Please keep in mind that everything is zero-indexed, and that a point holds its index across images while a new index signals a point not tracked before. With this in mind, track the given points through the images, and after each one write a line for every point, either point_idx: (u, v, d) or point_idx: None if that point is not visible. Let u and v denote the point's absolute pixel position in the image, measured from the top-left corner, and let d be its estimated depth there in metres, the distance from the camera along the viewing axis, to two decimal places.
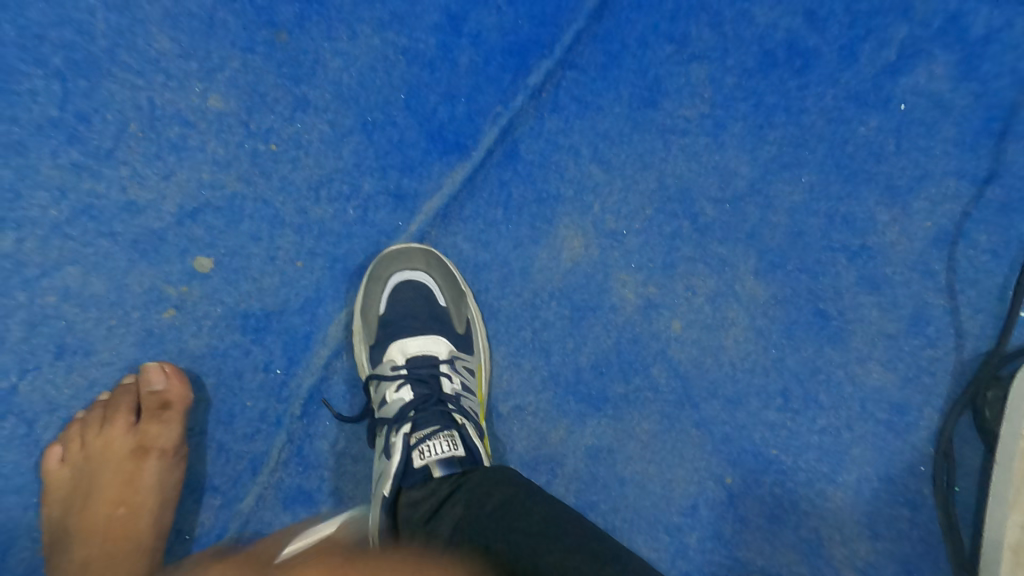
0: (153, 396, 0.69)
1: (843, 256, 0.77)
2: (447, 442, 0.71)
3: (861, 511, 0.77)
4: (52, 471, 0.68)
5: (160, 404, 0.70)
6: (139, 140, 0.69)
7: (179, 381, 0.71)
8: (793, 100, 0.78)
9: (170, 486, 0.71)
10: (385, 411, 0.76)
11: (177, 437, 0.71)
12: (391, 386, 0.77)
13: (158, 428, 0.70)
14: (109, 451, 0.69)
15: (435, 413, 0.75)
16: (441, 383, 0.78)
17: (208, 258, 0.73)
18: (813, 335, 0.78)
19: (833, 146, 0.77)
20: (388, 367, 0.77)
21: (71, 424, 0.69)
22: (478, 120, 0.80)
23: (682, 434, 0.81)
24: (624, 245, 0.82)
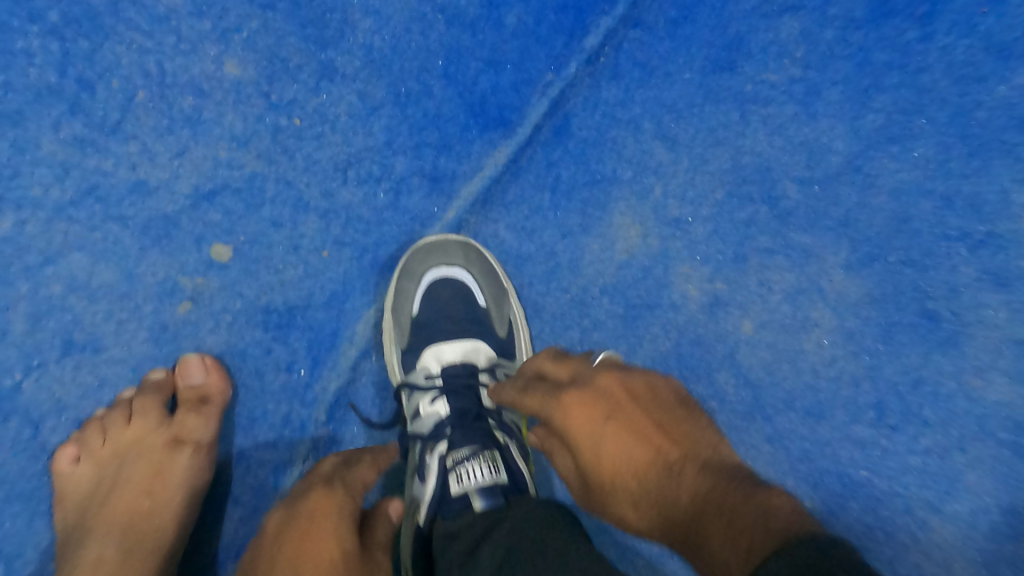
0: (191, 390, 0.63)
1: (960, 247, 0.66)
2: (487, 466, 0.63)
3: (977, 550, 0.64)
4: (75, 464, 0.61)
5: (199, 399, 0.64)
6: (148, 112, 0.62)
7: (219, 377, 0.65)
8: (912, 55, 0.67)
9: (200, 486, 0.63)
10: (418, 426, 0.69)
11: (212, 435, 0.64)
12: (425, 398, 0.70)
13: (193, 422, 0.63)
14: (136, 447, 0.62)
15: (473, 430, 0.67)
16: (481, 396, 0.71)
17: (226, 246, 0.66)
18: (916, 339, 0.67)
19: (960, 110, 0.66)
20: (422, 376, 0.70)
21: (102, 411, 0.63)
22: (525, 91, 0.72)
23: (753, 450, 0.70)
24: (689, 234, 0.72)
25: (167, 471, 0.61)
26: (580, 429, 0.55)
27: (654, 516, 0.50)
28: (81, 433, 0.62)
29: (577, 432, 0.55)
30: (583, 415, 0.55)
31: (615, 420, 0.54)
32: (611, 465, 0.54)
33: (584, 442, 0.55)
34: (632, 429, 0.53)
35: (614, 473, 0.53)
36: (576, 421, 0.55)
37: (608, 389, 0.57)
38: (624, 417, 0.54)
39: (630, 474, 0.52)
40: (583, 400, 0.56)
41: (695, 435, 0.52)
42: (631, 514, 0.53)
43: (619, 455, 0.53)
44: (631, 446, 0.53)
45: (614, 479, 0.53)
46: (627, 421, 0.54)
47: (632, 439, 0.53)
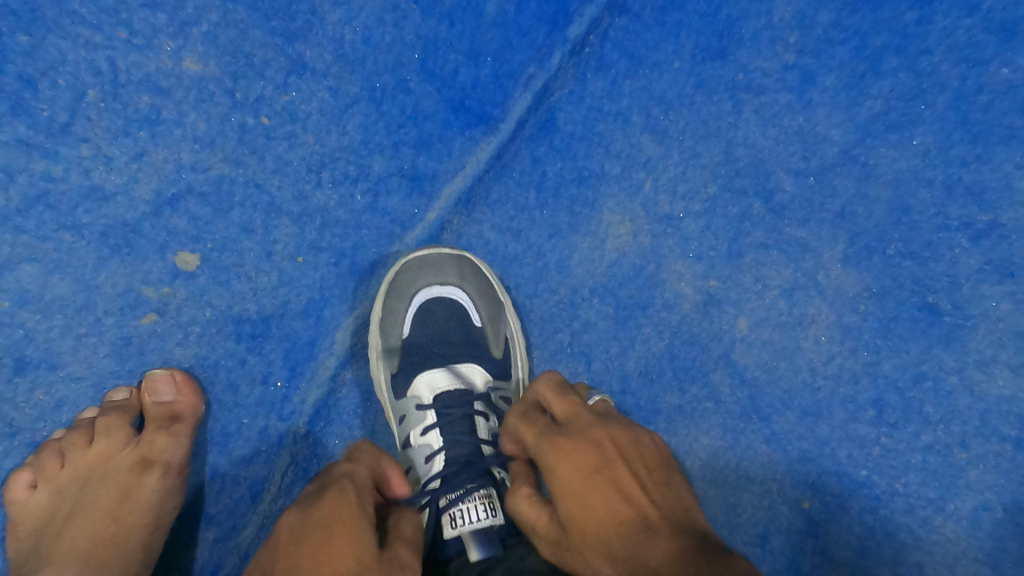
0: (161, 407, 0.60)
1: (960, 237, 0.64)
2: (484, 507, 0.57)
3: (980, 547, 0.62)
4: (33, 487, 0.57)
5: (169, 417, 0.60)
6: (101, 112, 0.58)
7: (191, 393, 0.62)
8: (910, 38, 0.65)
9: (169, 511, 0.59)
10: (409, 456, 0.65)
11: (184, 454, 0.60)
12: (416, 428, 0.65)
13: (163, 442, 0.59)
14: (99, 470, 0.58)
15: (468, 464, 0.62)
16: (476, 426, 0.66)
17: (193, 254, 0.62)
18: (916, 333, 0.65)
19: (962, 94, 0.64)
20: (414, 405, 0.66)
21: (65, 430, 0.59)
22: (508, 85, 0.69)
23: (750, 451, 0.68)
24: (680, 230, 0.70)
25: (132, 496, 0.57)
26: (561, 475, 0.48)
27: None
28: (37, 457, 0.58)
29: (556, 475, 0.48)
30: (563, 461, 0.48)
31: (601, 471, 0.47)
32: (581, 520, 0.46)
33: (562, 491, 0.47)
34: (615, 487, 0.46)
35: (585, 527, 0.46)
36: (556, 464, 0.48)
37: (598, 440, 0.49)
38: (607, 473, 0.47)
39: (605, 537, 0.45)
40: (568, 445, 0.49)
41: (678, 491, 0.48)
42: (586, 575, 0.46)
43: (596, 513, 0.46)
44: (611, 503, 0.46)
45: (585, 535, 0.46)
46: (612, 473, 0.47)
47: (613, 498, 0.46)
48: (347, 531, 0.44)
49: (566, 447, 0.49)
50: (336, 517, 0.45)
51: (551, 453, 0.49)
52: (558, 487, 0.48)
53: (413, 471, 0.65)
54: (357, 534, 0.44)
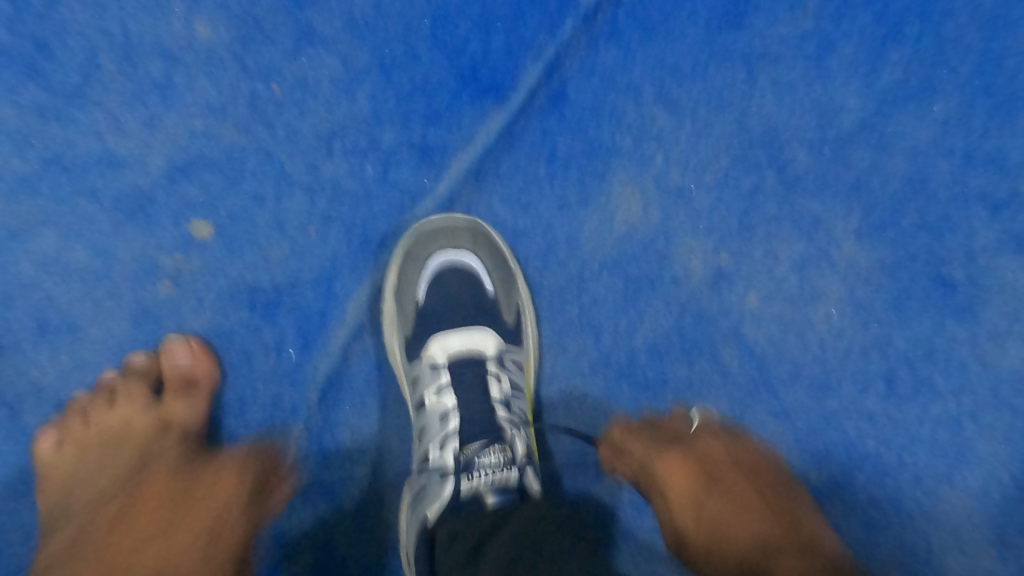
0: (178, 372, 0.61)
1: (978, 210, 0.63)
2: (500, 463, 0.61)
3: (985, 518, 0.63)
4: (54, 449, 0.59)
5: (186, 382, 0.62)
6: (113, 77, 0.58)
7: (206, 359, 0.63)
8: (931, 6, 0.63)
9: (186, 474, 0.60)
10: (422, 417, 0.65)
11: (202, 418, 0.63)
12: (430, 389, 0.66)
13: (181, 406, 0.61)
14: (120, 431, 0.60)
15: (481, 424, 0.65)
16: (489, 387, 0.67)
17: (206, 222, 0.62)
18: (929, 308, 0.64)
19: (984, 62, 0.62)
20: (428, 366, 0.66)
21: (83, 394, 0.60)
22: (519, 54, 0.68)
23: (758, 424, 0.68)
24: (692, 203, 0.69)
25: (151, 458, 0.59)
26: (669, 483, 0.60)
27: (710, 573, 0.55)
28: (61, 417, 0.59)
29: (668, 481, 0.61)
30: (675, 469, 0.61)
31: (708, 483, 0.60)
32: (684, 517, 0.59)
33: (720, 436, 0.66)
34: (721, 500, 0.58)
35: (686, 521, 0.58)
36: (673, 473, 0.61)
37: (701, 464, 0.62)
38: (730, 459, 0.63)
39: (703, 538, 0.57)
40: (683, 463, 0.61)
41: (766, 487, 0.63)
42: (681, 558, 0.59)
43: (697, 514, 0.58)
44: (716, 514, 0.57)
45: (684, 532, 0.58)
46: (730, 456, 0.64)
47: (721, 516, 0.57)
48: (209, 492, 0.57)
49: (677, 459, 0.62)
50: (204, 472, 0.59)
51: (667, 463, 0.61)
52: (669, 492, 0.60)
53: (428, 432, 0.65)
54: (230, 501, 0.58)
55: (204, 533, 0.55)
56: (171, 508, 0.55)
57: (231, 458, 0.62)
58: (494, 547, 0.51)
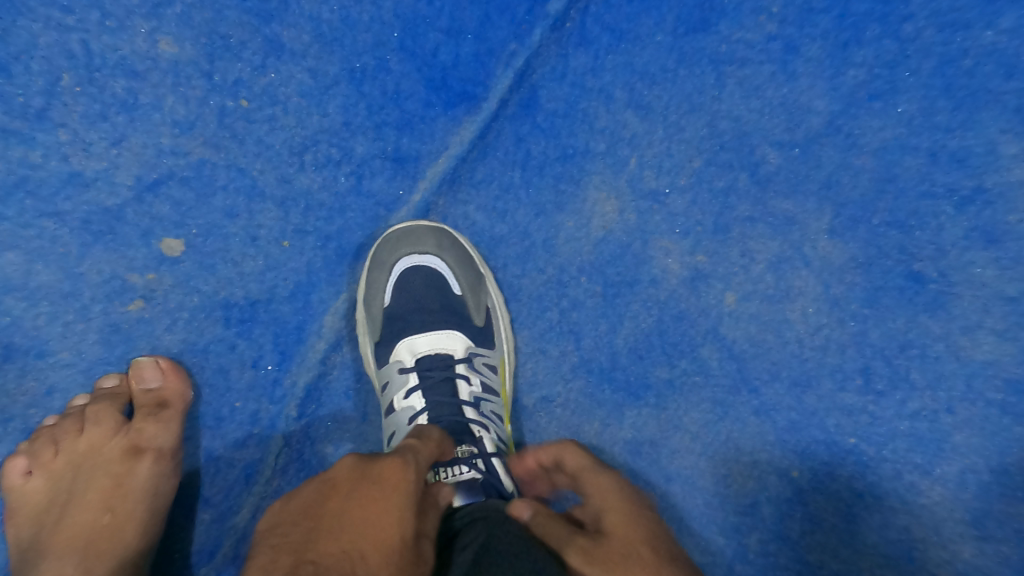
0: (148, 394, 0.60)
1: (947, 204, 0.64)
2: (467, 465, 0.59)
3: (965, 509, 0.63)
4: (26, 479, 0.58)
5: (157, 404, 0.60)
6: (75, 97, 0.59)
7: (178, 378, 0.62)
8: (893, 4, 0.64)
9: (162, 496, 0.59)
10: (391, 420, 0.65)
11: (175, 439, 0.61)
12: (399, 392, 0.66)
13: (152, 429, 0.60)
14: (90, 458, 0.59)
15: (451, 425, 0.65)
16: (458, 388, 0.67)
17: (177, 240, 0.62)
18: (903, 303, 0.65)
19: (946, 59, 0.63)
20: (396, 369, 0.67)
21: (52, 421, 0.60)
22: (489, 62, 0.68)
23: (739, 424, 0.68)
24: (667, 206, 0.69)
25: (123, 482, 0.58)
26: (608, 503, 0.49)
27: None
28: (33, 442, 0.59)
29: (607, 502, 0.49)
30: (615, 489, 0.50)
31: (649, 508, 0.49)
32: (620, 538, 0.45)
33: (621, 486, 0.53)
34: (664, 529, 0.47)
35: (622, 539, 0.45)
36: (613, 492, 0.50)
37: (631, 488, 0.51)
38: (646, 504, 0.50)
39: (636, 560, 0.43)
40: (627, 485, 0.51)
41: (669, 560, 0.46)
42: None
43: (637, 533, 0.45)
44: (656, 534, 0.46)
45: (615, 557, 0.44)
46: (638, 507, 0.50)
47: (654, 537, 0.45)
48: (410, 493, 0.45)
49: (619, 482, 0.51)
50: (393, 483, 0.45)
51: (608, 483, 0.51)
52: (606, 512, 0.48)
53: (398, 435, 0.65)
54: (402, 507, 0.44)
55: (405, 505, 0.44)
56: (375, 519, 0.43)
57: (382, 458, 0.48)
58: (458, 553, 0.47)
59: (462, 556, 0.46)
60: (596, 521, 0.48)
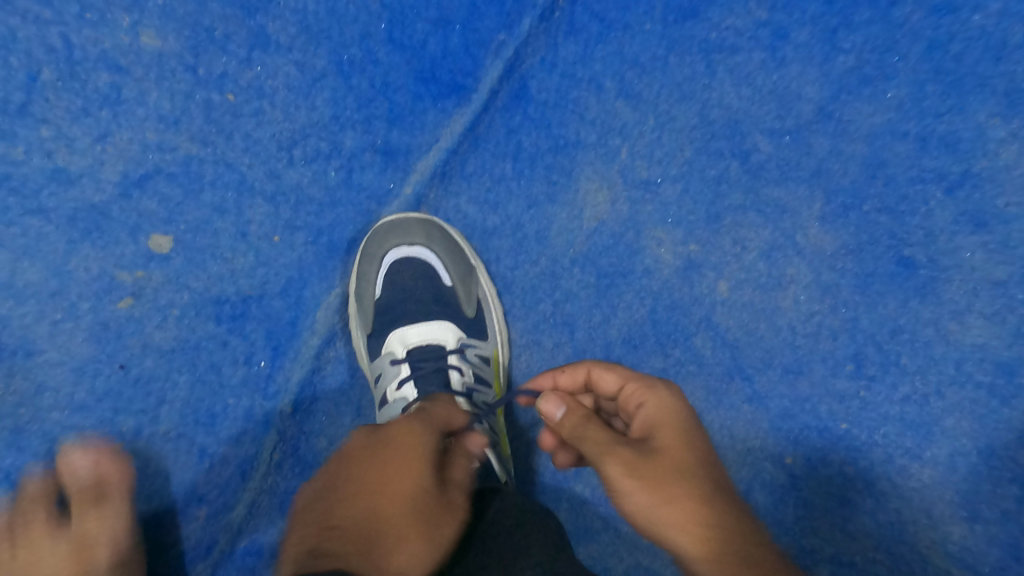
0: (86, 488, 0.56)
1: (937, 189, 0.64)
2: None
3: (955, 491, 0.64)
4: None
5: (98, 494, 0.56)
6: (57, 92, 0.58)
7: (112, 460, 0.58)
8: None
9: None
10: (384, 412, 0.65)
11: (126, 526, 0.56)
12: (392, 383, 0.66)
13: (97, 523, 0.54)
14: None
15: None
16: (450, 378, 0.68)
17: (166, 236, 0.62)
18: (894, 289, 0.65)
19: (936, 44, 0.63)
20: (388, 361, 0.66)
21: None
22: (478, 53, 0.68)
23: (733, 411, 0.69)
24: (659, 196, 0.69)
25: None
26: (661, 419, 0.49)
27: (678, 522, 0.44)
28: (25, 442, 0.58)
29: (656, 419, 0.49)
30: (669, 407, 0.50)
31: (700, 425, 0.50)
32: (667, 455, 0.47)
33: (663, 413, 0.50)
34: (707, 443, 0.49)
35: (671, 457, 0.47)
36: (669, 408, 0.50)
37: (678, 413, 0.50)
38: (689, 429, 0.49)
39: (683, 482, 0.45)
40: (680, 403, 0.51)
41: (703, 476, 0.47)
42: (647, 503, 0.45)
43: (686, 452, 0.47)
44: (701, 454, 0.47)
45: (664, 475, 0.46)
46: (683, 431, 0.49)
47: (704, 457, 0.47)
48: (422, 451, 0.47)
49: (672, 401, 0.51)
50: (402, 443, 0.48)
51: (661, 400, 0.51)
52: (655, 430, 0.49)
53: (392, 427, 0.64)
54: (417, 463, 0.46)
55: (420, 460, 0.47)
56: (392, 477, 0.45)
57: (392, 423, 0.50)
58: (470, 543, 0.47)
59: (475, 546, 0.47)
60: (642, 434, 0.50)
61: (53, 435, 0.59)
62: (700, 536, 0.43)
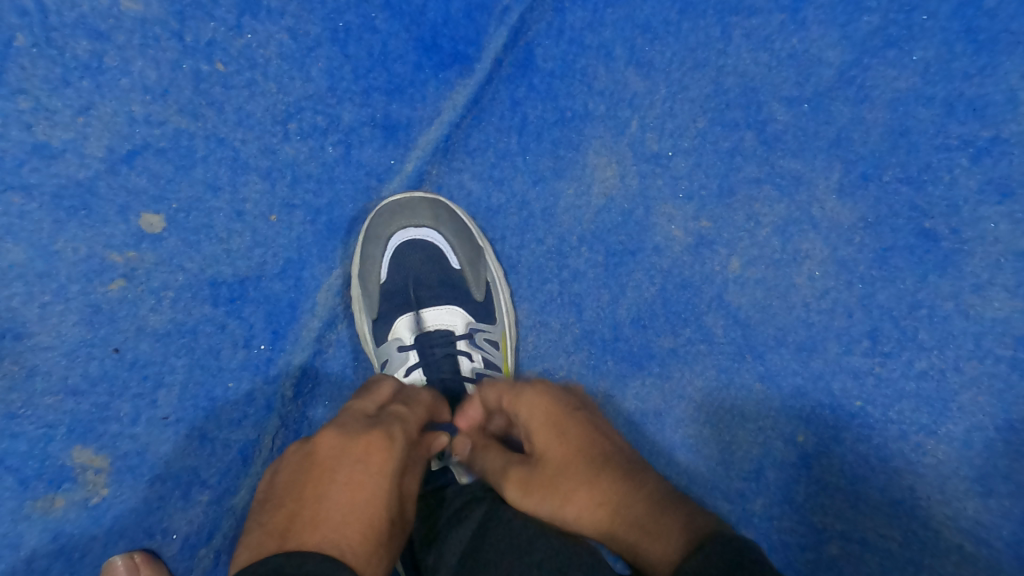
0: (356, 424, 0.49)
1: (962, 156, 0.62)
2: None
3: (969, 466, 0.63)
4: (378, 453, 0.47)
5: (357, 449, 0.47)
6: (35, 60, 0.55)
7: (347, 459, 0.46)
8: None
9: (385, 506, 0.45)
10: None
11: (350, 509, 0.44)
12: (399, 370, 0.65)
13: (375, 452, 0.47)
14: (360, 463, 0.46)
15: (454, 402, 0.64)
16: (460, 364, 0.66)
17: (157, 215, 0.59)
18: (913, 263, 0.63)
19: (966, 2, 0.61)
20: (395, 347, 0.64)
21: (368, 440, 0.47)
22: (481, 19, 0.65)
23: (744, 390, 0.67)
24: (669, 170, 0.67)
25: (351, 450, 0.47)
26: (534, 421, 0.51)
27: (583, 512, 0.46)
28: (18, 428, 0.56)
29: (532, 422, 0.51)
30: (541, 402, 0.52)
31: (578, 411, 0.51)
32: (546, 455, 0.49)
33: (537, 422, 0.51)
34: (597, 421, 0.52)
35: (553, 457, 0.49)
36: (541, 404, 0.51)
37: (550, 403, 0.51)
38: (568, 421, 0.50)
39: (575, 464, 0.48)
40: (550, 394, 0.52)
41: (600, 457, 0.48)
42: (540, 503, 0.48)
43: (566, 444, 0.49)
44: (589, 437, 0.49)
45: (557, 466, 0.48)
46: (561, 428, 0.50)
47: (592, 434, 0.50)
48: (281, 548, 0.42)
49: (539, 392, 0.52)
50: (376, 469, 0.46)
51: (529, 402, 0.52)
52: (533, 434, 0.50)
53: None
54: (314, 524, 0.43)
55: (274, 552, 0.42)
56: (334, 523, 0.43)
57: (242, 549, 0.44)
58: (453, 528, 0.50)
59: (458, 531, 0.50)
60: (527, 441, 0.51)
61: (48, 420, 0.57)
62: (598, 520, 0.45)
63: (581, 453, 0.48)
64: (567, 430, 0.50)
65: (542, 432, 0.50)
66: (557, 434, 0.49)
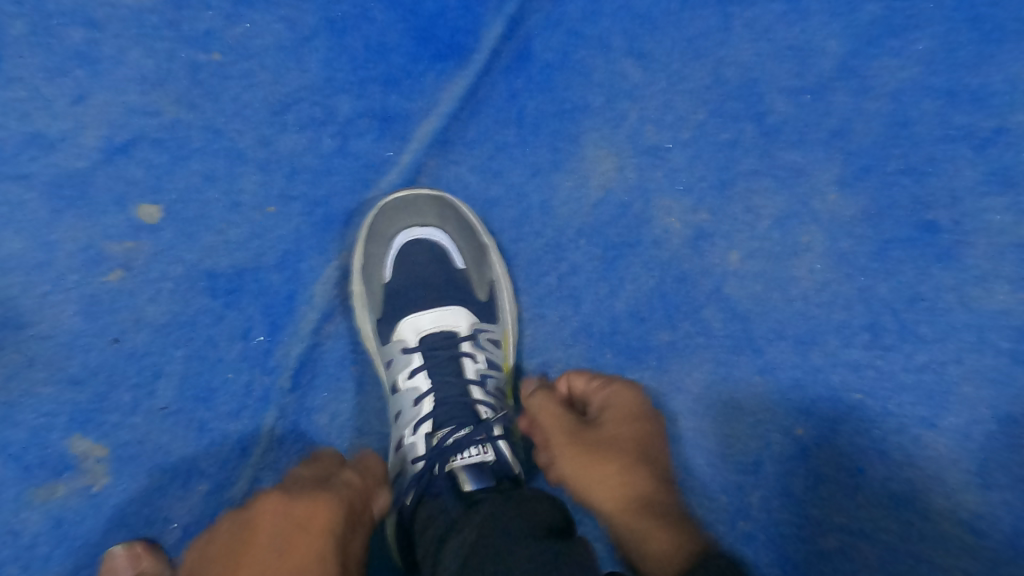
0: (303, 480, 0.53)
1: (965, 147, 0.61)
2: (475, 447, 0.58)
3: (970, 459, 0.62)
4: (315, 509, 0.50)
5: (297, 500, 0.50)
6: (35, 51, 0.56)
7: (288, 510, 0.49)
8: None
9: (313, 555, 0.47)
10: (396, 401, 0.63)
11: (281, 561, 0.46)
12: (403, 372, 0.63)
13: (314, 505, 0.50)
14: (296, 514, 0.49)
15: (457, 405, 0.62)
16: (463, 366, 0.64)
17: (154, 206, 0.59)
18: (914, 255, 0.63)
19: None
20: (399, 348, 0.64)
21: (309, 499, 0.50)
22: (478, 11, 0.65)
23: (743, 384, 0.67)
24: (668, 162, 0.66)
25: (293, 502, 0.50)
26: (612, 403, 0.60)
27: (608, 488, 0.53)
28: (18, 416, 0.57)
29: (610, 402, 0.60)
30: (624, 391, 0.61)
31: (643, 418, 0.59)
32: (614, 434, 0.57)
33: (615, 407, 0.59)
34: (657, 435, 0.59)
35: (614, 434, 0.56)
36: (624, 395, 0.61)
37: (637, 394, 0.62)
38: (641, 417, 0.59)
39: (621, 449, 0.55)
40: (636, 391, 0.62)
41: (648, 456, 0.55)
42: (577, 465, 0.55)
43: (628, 434, 0.56)
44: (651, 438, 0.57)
45: (604, 445, 0.55)
46: (632, 422, 0.58)
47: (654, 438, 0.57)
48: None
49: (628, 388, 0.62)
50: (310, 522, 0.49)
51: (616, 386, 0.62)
52: (607, 411, 0.59)
53: (403, 415, 0.62)
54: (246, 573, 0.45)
55: None
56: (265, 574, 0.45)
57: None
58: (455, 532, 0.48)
59: (459, 535, 0.47)
60: (601, 411, 0.60)
61: (47, 409, 0.57)
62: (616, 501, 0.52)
63: (634, 445, 0.55)
64: (639, 427, 0.58)
65: (615, 415, 0.58)
66: (629, 419, 0.58)
